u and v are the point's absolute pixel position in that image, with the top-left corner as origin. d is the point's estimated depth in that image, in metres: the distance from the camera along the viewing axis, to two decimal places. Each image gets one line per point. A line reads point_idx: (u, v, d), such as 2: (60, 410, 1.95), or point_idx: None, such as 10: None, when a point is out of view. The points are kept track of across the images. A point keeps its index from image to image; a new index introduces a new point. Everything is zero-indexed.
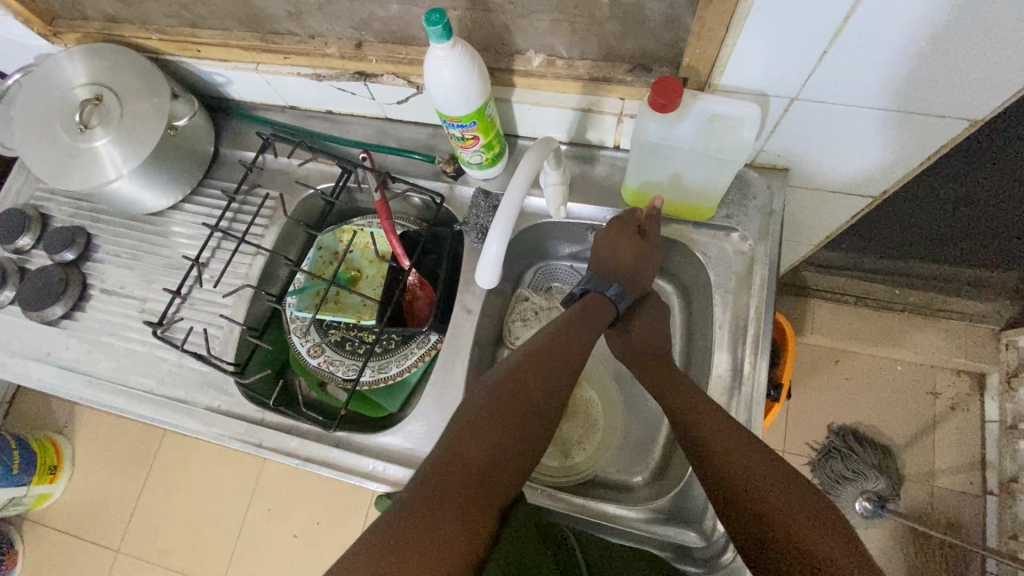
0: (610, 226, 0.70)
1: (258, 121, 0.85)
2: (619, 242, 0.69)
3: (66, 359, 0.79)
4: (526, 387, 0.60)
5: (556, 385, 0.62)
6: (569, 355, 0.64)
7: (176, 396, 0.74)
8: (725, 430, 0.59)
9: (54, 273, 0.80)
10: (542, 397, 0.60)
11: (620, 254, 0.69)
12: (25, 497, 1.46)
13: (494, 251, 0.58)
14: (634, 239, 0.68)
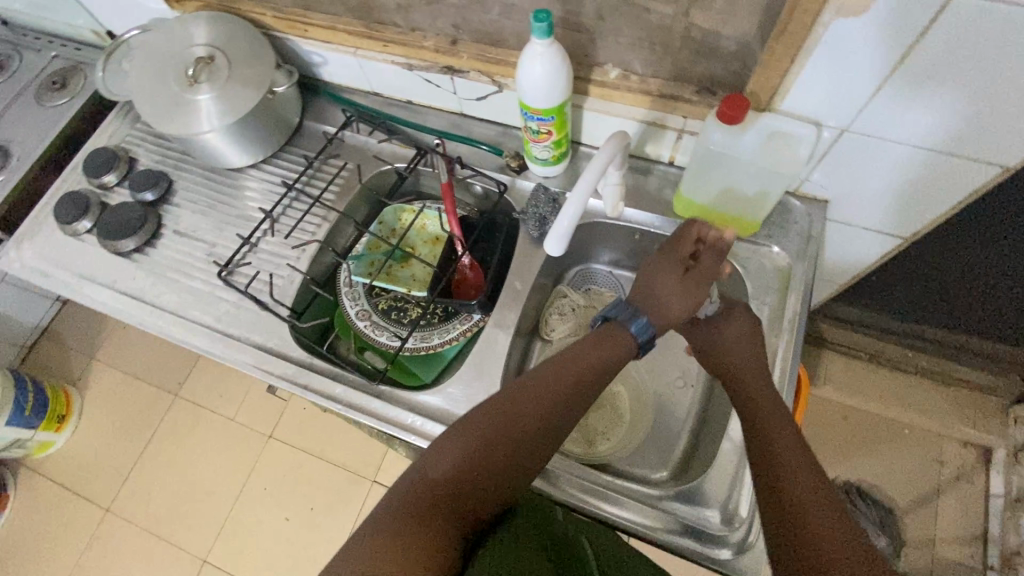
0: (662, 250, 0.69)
1: (345, 101, 0.93)
2: (666, 271, 0.67)
3: (130, 288, 0.84)
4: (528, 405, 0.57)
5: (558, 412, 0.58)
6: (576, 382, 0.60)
7: (231, 333, 0.78)
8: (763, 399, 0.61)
9: (135, 209, 0.86)
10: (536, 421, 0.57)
11: (667, 287, 0.66)
12: (28, 441, 1.47)
13: (565, 223, 0.63)
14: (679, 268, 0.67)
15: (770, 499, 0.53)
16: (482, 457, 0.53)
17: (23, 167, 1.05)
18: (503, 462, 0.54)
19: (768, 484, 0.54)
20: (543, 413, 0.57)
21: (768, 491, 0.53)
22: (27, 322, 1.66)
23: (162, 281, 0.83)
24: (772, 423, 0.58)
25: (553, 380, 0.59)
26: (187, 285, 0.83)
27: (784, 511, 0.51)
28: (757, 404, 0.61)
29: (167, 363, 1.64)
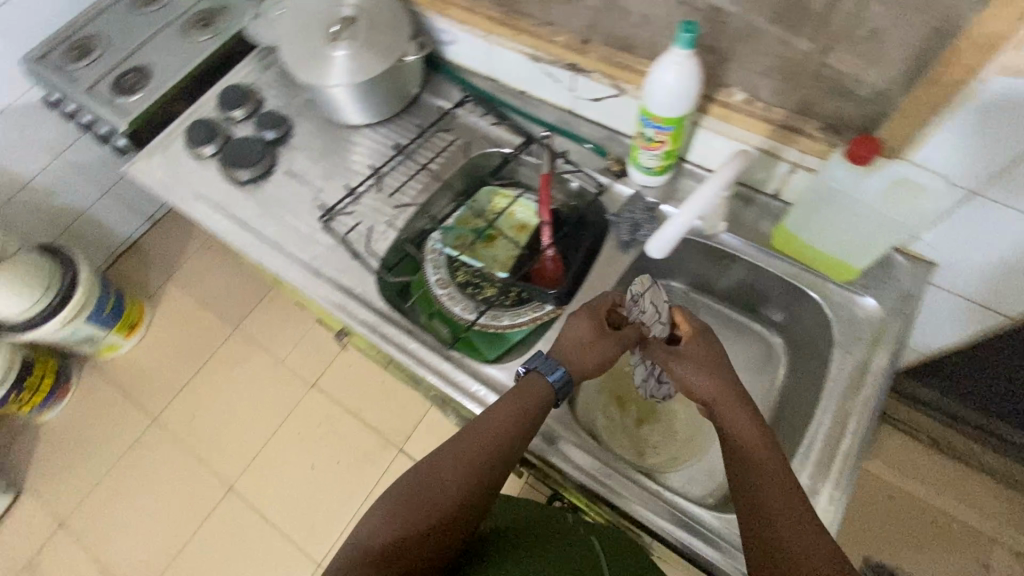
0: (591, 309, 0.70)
1: (463, 82, 0.96)
2: (583, 324, 0.68)
3: (238, 214, 0.90)
4: (453, 463, 0.61)
5: (473, 464, 0.61)
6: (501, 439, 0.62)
7: (324, 274, 0.83)
8: (738, 416, 0.63)
9: (257, 145, 0.93)
10: (454, 474, 0.60)
11: (586, 343, 0.68)
12: (100, 340, 1.58)
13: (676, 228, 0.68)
14: (592, 320, 0.69)
15: (751, 503, 0.58)
16: (400, 512, 0.58)
17: (161, 90, 1.14)
18: (421, 517, 0.58)
19: (753, 506, 0.57)
20: (456, 467, 0.61)
21: (754, 512, 0.57)
22: (119, 234, 1.79)
23: (268, 214, 0.89)
24: (753, 443, 0.61)
25: (469, 437, 0.62)
26: (290, 223, 0.88)
27: (769, 534, 0.55)
28: (731, 415, 0.63)
29: (234, 298, 1.74)
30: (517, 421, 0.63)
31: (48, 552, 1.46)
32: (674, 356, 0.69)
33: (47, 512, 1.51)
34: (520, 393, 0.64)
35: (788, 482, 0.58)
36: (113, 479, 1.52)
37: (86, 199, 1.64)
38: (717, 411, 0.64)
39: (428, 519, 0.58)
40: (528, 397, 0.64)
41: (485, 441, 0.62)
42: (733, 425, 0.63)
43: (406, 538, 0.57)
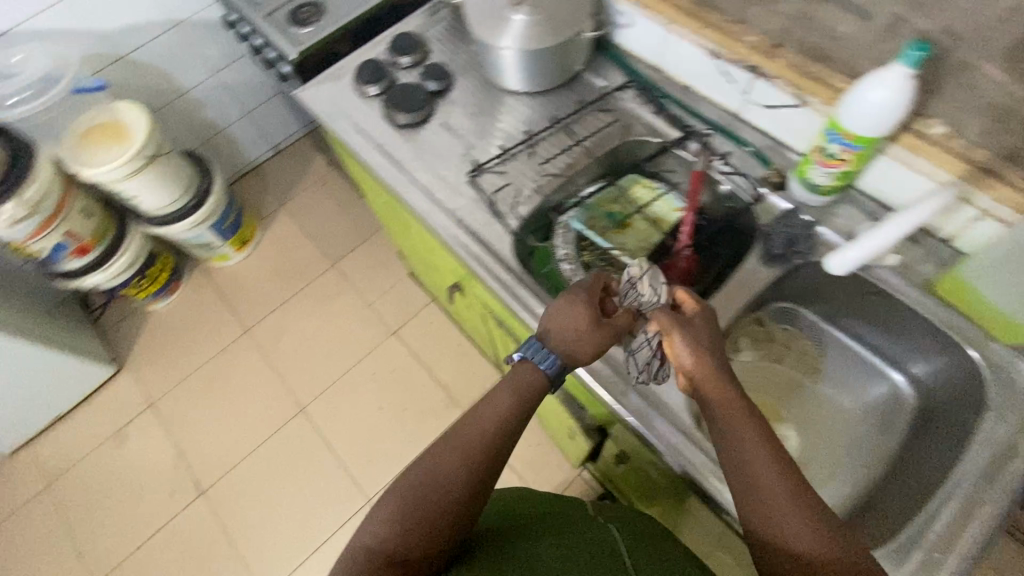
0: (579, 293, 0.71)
1: (627, 66, 0.96)
2: (576, 310, 0.70)
3: (394, 154, 0.95)
4: (451, 455, 0.65)
5: (474, 453, 0.64)
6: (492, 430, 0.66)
7: (469, 227, 0.86)
8: (727, 398, 0.63)
9: (421, 93, 0.97)
10: (457, 468, 0.64)
11: (579, 329, 0.69)
12: (215, 248, 1.70)
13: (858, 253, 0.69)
14: (576, 301, 0.71)
15: (750, 497, 0.58)
16: (407, 512, 0.61)
17: (331, 28, 1.20)
18: (428, 513, 0.61)
19: (754, 497, 0.57)
20: (453, 462, 0.64)
21: (755, 504, 0.57)
22: (247, 156, 1.92)
23: (421, 161, 0.93)
24: (748, 431, 0.60)
25: (464, 432, 0.66)
26: (440, 173, 0.91)
27: (772, 528, 0.55)
28: (725, 405, 0.62)
29: (337, 236, 1.84)
30: (511, 409, 0.67)
31: (134, 428, 1.59)
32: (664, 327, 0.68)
33: (140, 392, 1.64)
34: (510, 387, 0.69)
35: (789, 476, 0.57)
36: (201, 375, 1.64)
37: (227, 118, 1.77)
38: (708, 393, 0.64)
39: (436, 512, 0.61)
40: (519, 389, 0.68)
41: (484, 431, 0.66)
42: (725, 405, 0.62)
43: (417, 537, 0.60)
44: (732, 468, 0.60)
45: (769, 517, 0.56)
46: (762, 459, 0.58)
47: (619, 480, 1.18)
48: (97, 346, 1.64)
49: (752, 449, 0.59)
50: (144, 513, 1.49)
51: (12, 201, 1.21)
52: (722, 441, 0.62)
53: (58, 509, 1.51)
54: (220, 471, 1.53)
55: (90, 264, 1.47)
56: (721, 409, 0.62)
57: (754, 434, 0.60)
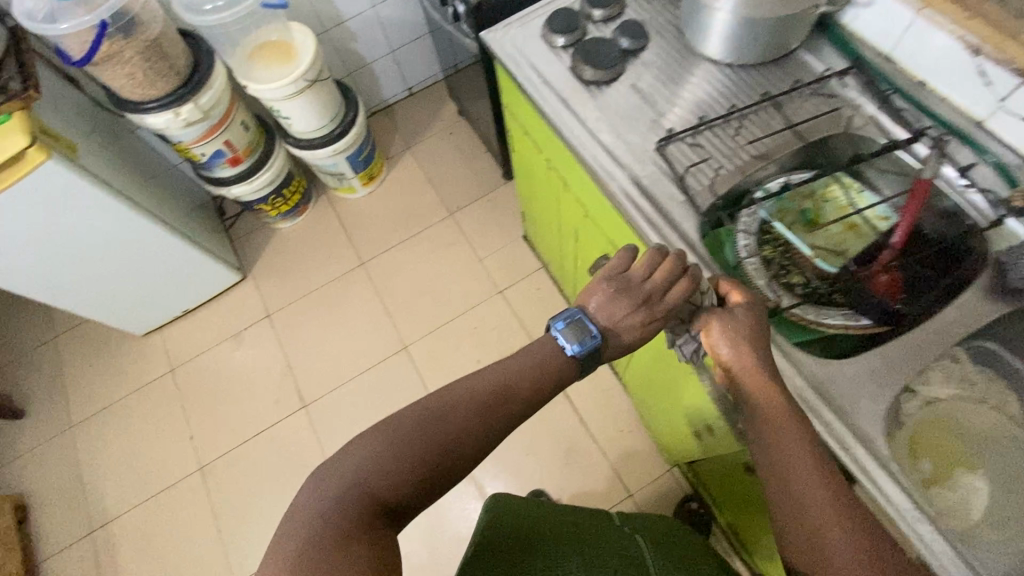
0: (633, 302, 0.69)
1: (852, 49, 0.87)
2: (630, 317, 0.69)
3: (578, 111, 0.91)
4: (467, 414, 0.64)
5: (490, 421, 0.64)
6: (510, 396, 0.66)
7: (655, 201, 0.81)
8: (770, 395, 0.65)
9: (616, 50, 0.92)
10: (470, 431, 0.63)
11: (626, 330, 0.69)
12: (345, 180, 1.75)
13: None
14: (637, 311, 0.69)
15: (797, 518, 0.60)
16: (408, 461, 0.60)
17: None
18: (429, 466, 0.61)
19: (800, 519, 0.60)
20: (469, 421, 0.64)
21: (789, 506, 0.61)
22: (384, 94, 1.95)
23: (607, 122, 0.89)
24: (789, 437, 0.63)
25: (484, 395, 0.65)
26: (626, 138, 0.87)
27: (821, 550, 0.58)
28: (773, 423, 0.64)
29: (458, 187, 1.85)
30: (535, 388, 0.68)
31: (251, 334, 1.70)
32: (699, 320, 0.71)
33: (259, 302, 1.74)
34: (540, 365, 0.69)
35: (836, 499, 0.59)
36: (316, 298, 1.73)
37: (374, 53, 1.79)
38: (745, 386, 0.66)
39: (436, 468, 0.61)
40: (547, 368, 0.69)
41: (504, 403, 0.66)
42: (766, 402, 0.65)
43: (413, 488, 0.60)
44: (778, 488, 0.62)
45: (807, 519, 0.59)
46: (807, 480, 0.60)
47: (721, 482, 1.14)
48: (228, 252, 1.75)
49: (792, 452, 0.62)
50: (252, 413, 1.60)
51: (190, 104, 1.27)
52: (761, 440, 0.64)
53: (179, 392, 1.65)
54: (323, 389, 1.61)
55: (238, 174, 1.54)
56: (761, 408, 0.65)
57: (802, 454, 0.62)
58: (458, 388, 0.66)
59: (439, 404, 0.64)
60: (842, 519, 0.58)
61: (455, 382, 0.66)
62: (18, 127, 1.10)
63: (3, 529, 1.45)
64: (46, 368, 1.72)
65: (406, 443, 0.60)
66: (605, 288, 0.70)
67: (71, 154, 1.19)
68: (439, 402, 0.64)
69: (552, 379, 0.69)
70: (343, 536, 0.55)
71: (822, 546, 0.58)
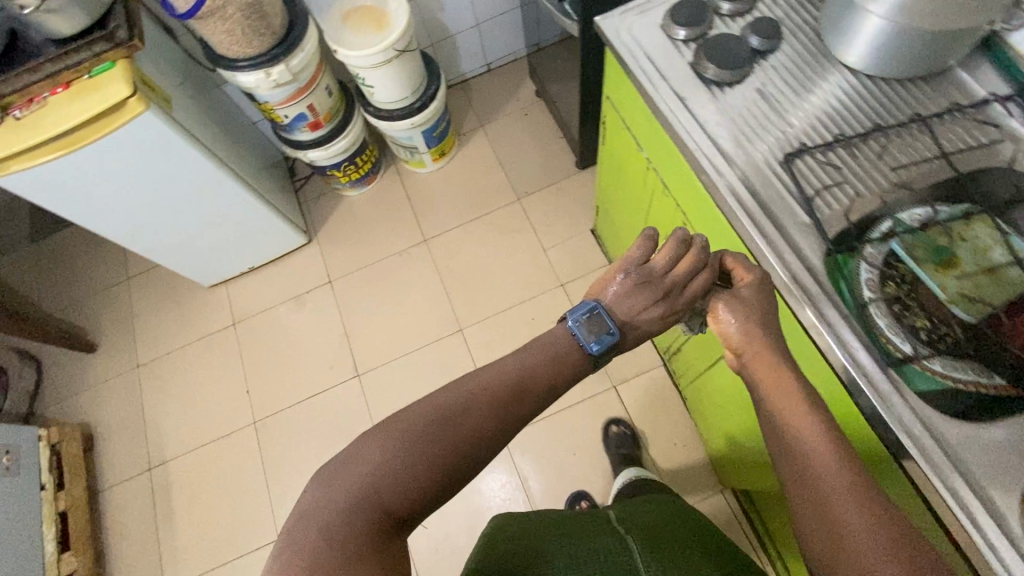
0: (648, 292, 0.70)
1: (1017, 74, 0.78)
2: (648, 309, 0.70)
3: (696, 112, 0.85)
4: (482, 412, 0.61)
5: (504, 419, 0.62)
6: (525, 393, 0.64)
7: (776, 220, 0.76)
8: (782, 385, 0.65)
9: (746, 49, 0.85)
10: (486, 430, 0.61)
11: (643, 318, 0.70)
12: (417, 154, 1.73)
13: None
14: (657, 304, 0.70)
15: (815, 507, 0.59)
16: (420, 464, 0.57)
17: None
18: (443, 468, 0.58)
19: (819, 508, 0.58)
20: (484, 420, 0.61)
21: (806, 495, 0.60)
22: (462, 68, 1.91)
23: (728, 128, 0.83)
24: (808, 433, 0.61)
25: (497, 392, 0.63)
26: (748, 148, 0.81)
27: (842, 538, 0.56)
28: (787, 411, 0.63)
29: (529, 171, 1.80)
30: (550, 384, 0.66)
31: (312, 298, 1.72)
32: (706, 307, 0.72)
33: (322, 268, 1.76)
34: (561, 360, 0.67)
35: (855, 484, 0.58)
36: (377, 269, 1.73)
37: (460, 25, 1.75)
38: (758, 372, 0.67)
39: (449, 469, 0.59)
40: (564, 365, 0.67)
41: (520, 402, 0.63)
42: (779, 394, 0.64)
43: (424, 493, 0.57)
44: (795, 478, 0.61)
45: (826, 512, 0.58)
46: (823, 466, 0.59)
47: (745, 466, 1.16)
48: (295, 214, 1.76)
49: (810, 444, 0.60)
50: (307, 376, 1.63)
51: (281, 65, 1.26)
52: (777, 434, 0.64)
53: (239, 347, 1.70)
54: (377, 361, 1.63)
55: (316, 139, 1.54)
56: (776, 395, 0.64)
57: (818, 441, 0.60)
58: (472, 385, 0.63)
59: (452, 402, 0.61)
60: (868, 519, 0.56)
61: (467, 379, 0.64)
62: (120, 76, 1.11)
63: (72, 457, 1.54)
64: (118, 308, 1.79)
65: (418, 445, 0.58)
66: (623, 279, 0.71)
67: (165, 106, 1.21)
68: (451, 401, 0.61)
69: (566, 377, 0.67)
70: (351, 547, 0.52)
71: (843, 535, 0.56)
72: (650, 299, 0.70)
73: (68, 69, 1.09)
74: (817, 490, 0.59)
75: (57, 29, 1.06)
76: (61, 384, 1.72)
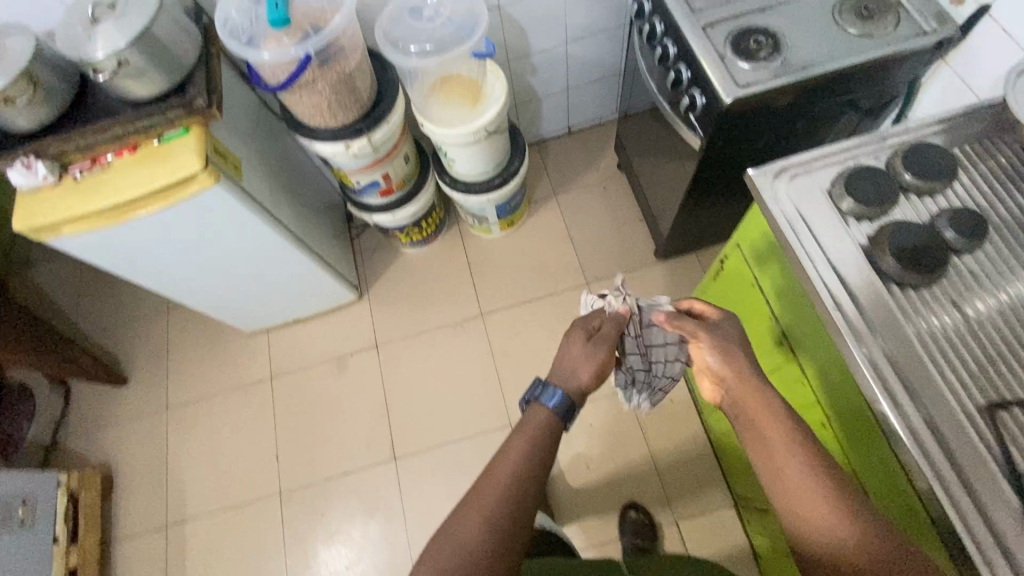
0: (572, 333, 0.84)
1: None
2: (577, 349, 0.82)
3: (870, 315, 0.71)
4: (483, 514, 0.66)
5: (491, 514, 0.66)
6: (511, 480, 0.69)
7: (969, 484, 0.63)
8: (772, 408, 0.72)
9: (942, 247, 0.70)
10: (502, 536, 0.65)
11: (579, 360, 0.81)
12: (487, 224, 1.61)
13: None
14: (590, 345, 0.82)
15: (789, 508, 0.68)
16: None
17: (787, 78, 0.94)
18: None
19: (790, 507, 0.68)
20: (485, 523, 0.65)
21: (780, 496, 0.68)
22: (542, 129, 1.78)
23: (914, 347, 0.68)
24: (773, 438, 0.70)
25: (475, 495, 0.68)
26: (939, 381, 0.67)
27: (815, 537, 0.65)
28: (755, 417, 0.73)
29: (602, 253, 1.67)
30: (523, 468, 0.70)
31: (355, 361, 1.62)
32: (804, 428, 0.71)
33: (370, 329, 1.66)
34: (536, 443, 0.73)
35: (819, 482, 0.66)
36: (427, 340, 1.62)
37: (548, 89, 1.61)
38: (733, 387, 0.76)
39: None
40: (542, 442, 0.73)
41: (517, 490, 0.68)
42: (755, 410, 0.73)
43: None
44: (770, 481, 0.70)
45: (823, 547, 0.65)
46: (790, 468, 0.68)
47: None
48: (349, 269, 1.65)
49: (778, 448, 0.69)
50: (340, 450, 1.53)
51: (363, 139, 1.13)
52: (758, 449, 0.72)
53: (273, 404, 1.60)
54: (416, 447, 1.51)
55: (385, 205, 1.42)
56: (750, 408, 0.74)
57: (783, 444, 0.69)
58: (462, 502, 0.68)
59: (452, 523, 0.66)
60: (835, 518, 0.64)
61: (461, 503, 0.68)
62: (190, 146, 1.00)
63: (89, 505, 1.46)
64: (153, 341, 1.71)
65: None
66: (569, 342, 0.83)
67: (235, 175, 1.10)
68: (451, 524, 0.66)
69: (541, 460, 0.72)
70: None
71: (816, 535, 0.65)
72: (573, 333, 0.84)
73: (136, 132, 0.99)
74: (785, 491, 0.68)
75: (132, 92, 0.96)
76: (86, 416, 1.64)
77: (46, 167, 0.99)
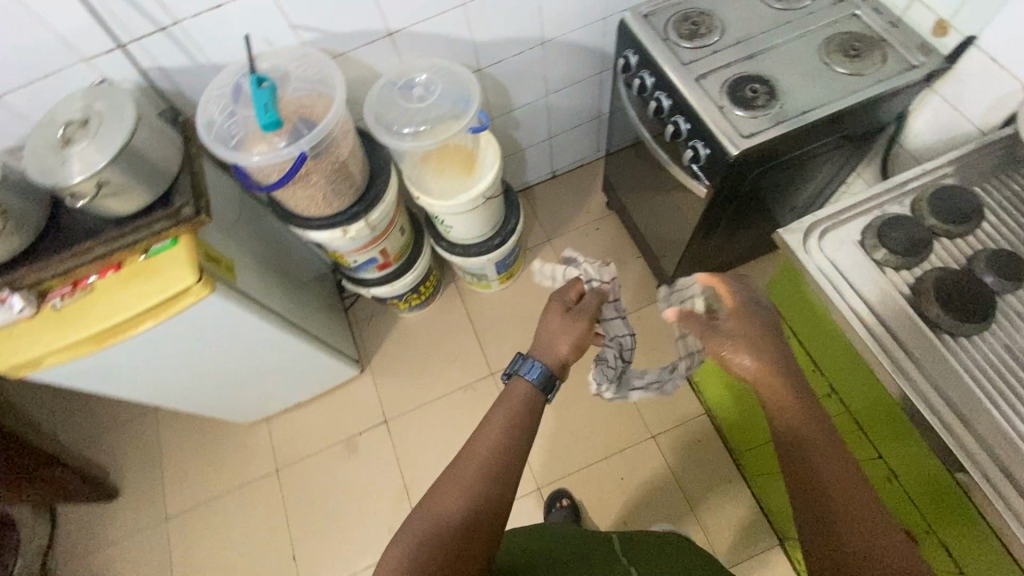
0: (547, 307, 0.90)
1: None
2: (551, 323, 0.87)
3: (928, 369, 0.72)
4: (485, 442, 0.71)
5: (489, 464, 0.69)
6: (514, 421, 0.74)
7: None
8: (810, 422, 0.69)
9: (988, 293, 0.70)
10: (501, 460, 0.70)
11: (556, 331, 0.86)
12: (485, 280, 1.57)
13: None
14: (564, 318, 0.87)
15: (796, 454, 0.68)
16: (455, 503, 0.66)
17: (789, 124, 0.94)
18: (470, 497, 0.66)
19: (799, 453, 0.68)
20: (487, 447, 0.71)
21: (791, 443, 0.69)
22: (528, 176, 1.76)
23: (973, 393, 0.69)
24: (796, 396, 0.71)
25: (481, 429, 0.74)
26: (1005, 425, 0.67)
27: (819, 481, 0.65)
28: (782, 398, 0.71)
29: None
30: (517, 425, 0.74)
31: (365, 441, 1.54)
32: None
33: (377, 404, 1.58)
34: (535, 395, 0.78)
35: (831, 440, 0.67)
36: (439, 408, 1.56)
37: (531, 139, 1.60)
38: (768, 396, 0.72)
39: (450, 540, 0.62)
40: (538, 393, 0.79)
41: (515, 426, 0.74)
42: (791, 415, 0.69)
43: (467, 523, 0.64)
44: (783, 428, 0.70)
45: (821, 493, 0.64)
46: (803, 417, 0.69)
47: None
48: (348, 344, 1.58)
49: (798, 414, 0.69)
50: (362, 539, 1.44)
51: (361, 222, 1.08)
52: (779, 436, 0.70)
53: (283, 498, 1.50)
54: None
55: (382, 277, 1.37)
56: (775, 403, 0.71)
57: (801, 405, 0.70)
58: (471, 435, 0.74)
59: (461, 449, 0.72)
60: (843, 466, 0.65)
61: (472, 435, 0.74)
62: (181, 259, 0.93)
63: None
64: (144, 446, 1.60)
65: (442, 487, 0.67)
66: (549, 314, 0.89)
67: (229, 278, 1.03)
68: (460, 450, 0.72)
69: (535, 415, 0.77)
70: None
71: (823, 478, 0.65)
72: (551, 306, 0.90)
73: (120, 250, 0.92)
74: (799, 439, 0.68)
75: (113, 208, 0.90)
76: (77, 540, 1.51)
77: (22, 299, 0.91)
